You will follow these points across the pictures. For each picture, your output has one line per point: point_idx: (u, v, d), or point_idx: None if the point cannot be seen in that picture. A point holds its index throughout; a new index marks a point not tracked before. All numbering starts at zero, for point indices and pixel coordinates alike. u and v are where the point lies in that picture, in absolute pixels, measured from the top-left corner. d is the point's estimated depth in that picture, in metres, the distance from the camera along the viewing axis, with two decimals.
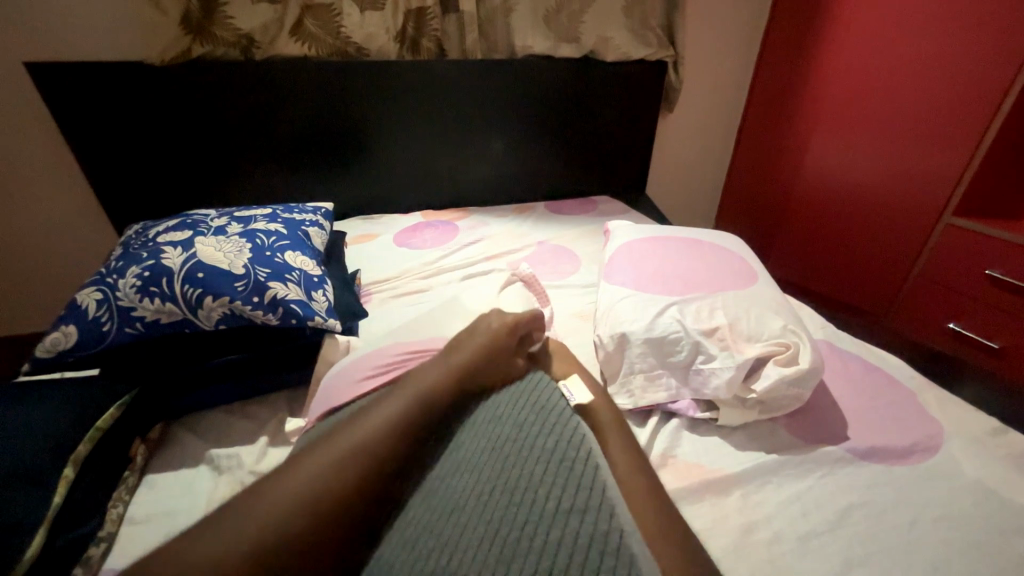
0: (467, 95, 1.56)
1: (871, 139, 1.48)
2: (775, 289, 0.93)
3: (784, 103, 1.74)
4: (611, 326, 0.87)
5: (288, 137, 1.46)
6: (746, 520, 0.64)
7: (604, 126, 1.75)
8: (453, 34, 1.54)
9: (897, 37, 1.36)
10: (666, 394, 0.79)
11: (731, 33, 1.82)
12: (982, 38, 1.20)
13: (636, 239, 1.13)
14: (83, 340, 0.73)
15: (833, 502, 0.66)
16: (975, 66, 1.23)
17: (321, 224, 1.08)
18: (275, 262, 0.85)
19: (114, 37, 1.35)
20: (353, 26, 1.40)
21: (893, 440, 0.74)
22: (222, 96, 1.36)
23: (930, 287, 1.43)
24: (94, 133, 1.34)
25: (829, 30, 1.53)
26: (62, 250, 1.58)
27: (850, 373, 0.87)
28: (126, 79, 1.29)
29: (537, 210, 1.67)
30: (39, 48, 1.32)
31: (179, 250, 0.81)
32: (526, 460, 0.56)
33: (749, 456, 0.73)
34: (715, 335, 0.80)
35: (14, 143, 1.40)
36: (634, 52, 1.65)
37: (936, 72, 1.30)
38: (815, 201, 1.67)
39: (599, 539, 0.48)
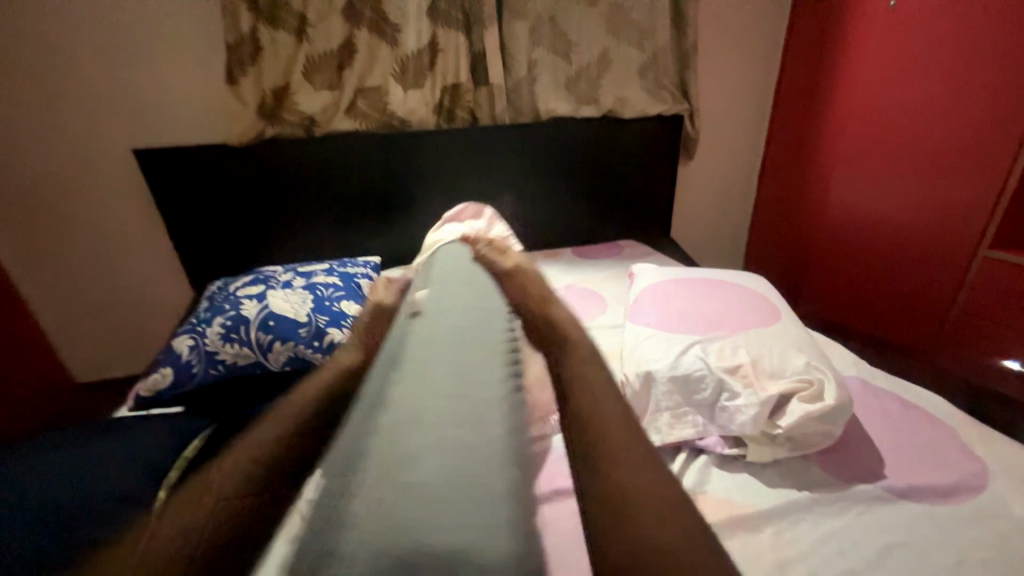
0: (498, 155, 1.72)
1: (893, 176, 1.50)
2: (799, 326, 0.95)
3: (804, 146, 1.81)
4: (637, 365, 0.91)
5: (341, 199, 1.65)
6: (780, 556, 0.64)
7: (626, 175, 1.86)
8: (484, 103, 1.72)
9: (911, 81, 1.42)
10: (694, 431, 0.82)
11: (743, 85, 1.93)
12: (993, 79, 1.25)
13: (660, 280, 1.19)
14: (175, 381, 0.86)
15: (871, 540, 0.65)
16: (990, 104, 1.26)
17: (370, 275, 1.20)
18: (333, 310, 0.97)
19: (202, 124, 1.60)
20: (396, 103, 1.60)
21: (934, 478, 0.73)
22: (287, 168, 1.58)
23: (976, 320, 1.38)
24: (183, 203, 1.57)
25: (843, 78, 1.61)
26: (146, 304, 1.79)
27: (886, 410, 0.87)
28: (212, 158, 1.54)
29: (564, 255, 1.76)
30: (145, 137, 1.59)
31: (254, 301, 0.95)
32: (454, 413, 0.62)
33: (781, 493, 0.73)
34: (739, 372, 0.83)
35: (118, 215, 1.66)
36: (650, 108, 1.78)
37: (954, 112, 1.33)
38: (845, 238, 1.68)
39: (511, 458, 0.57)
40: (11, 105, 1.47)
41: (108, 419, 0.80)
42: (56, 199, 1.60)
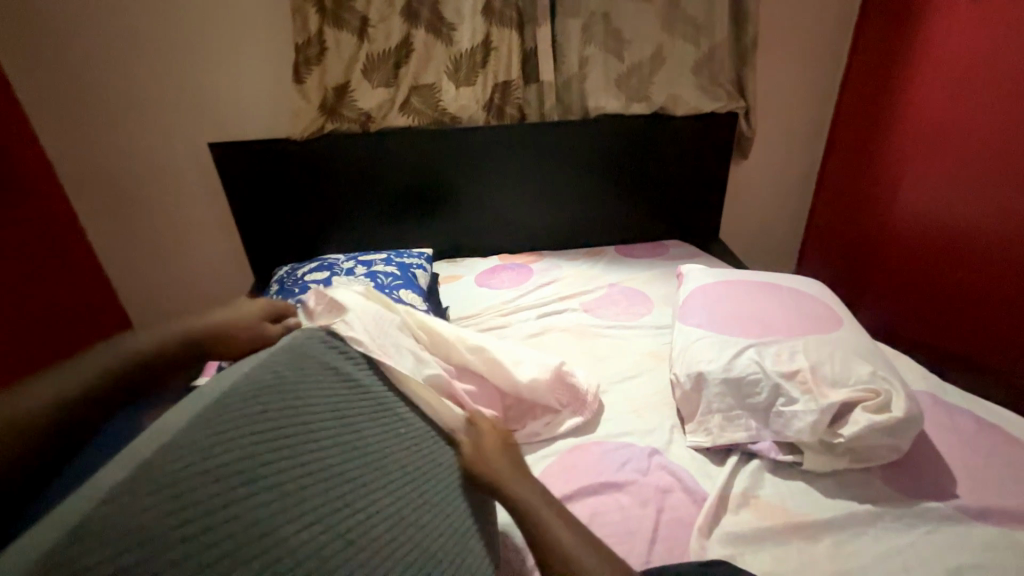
0: (545, 152, 1.73)
1: (963, 179, 1.41)
2: (861, 336, 0.91)
3: (872, 147, 1.71)
4: (687, 365, 0.91)
5: (393, 193, 1.72)
6: (838, 568, 0.63)
7: (674, 174, 1.83)
8: (533, 100, 1.73)
9: (993, 77, 1.31)
10: (747, 434, 0.80)
11: (803, 83, 1.85)
12: None
13: (710, 282, 1.17)
14: None
15: (940, 559, 0.63)
16: None
17: (424, 266, 1.25)
18: (392, 298, 1.02)
19: (270, 120, 1.71)
20: (449, 99, 1.64)
21: (1011, 503, 0.68)
22: (344, 161, 1.66)
23: None
24: (251, 193, 1.69)
25: (917, 76, 1.52)
26: (213, 284, 1.93)
27: (957, 427, 0.82)
28: (278, 152, 1.64)
29: (608, 253, 1.76)
30: (218, 130, 1.71)
31: (321, 287, 1.01)
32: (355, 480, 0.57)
33: (841, 503, 0.71)
34: (797, 377, 0.81)
35: (193, 202, 1.80)
36: (703, 106, 1.73)
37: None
38: (915, 246, 1.57)
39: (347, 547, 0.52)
40: (110, 102, 1.63)
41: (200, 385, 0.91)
42: (143, 188, 1.75)
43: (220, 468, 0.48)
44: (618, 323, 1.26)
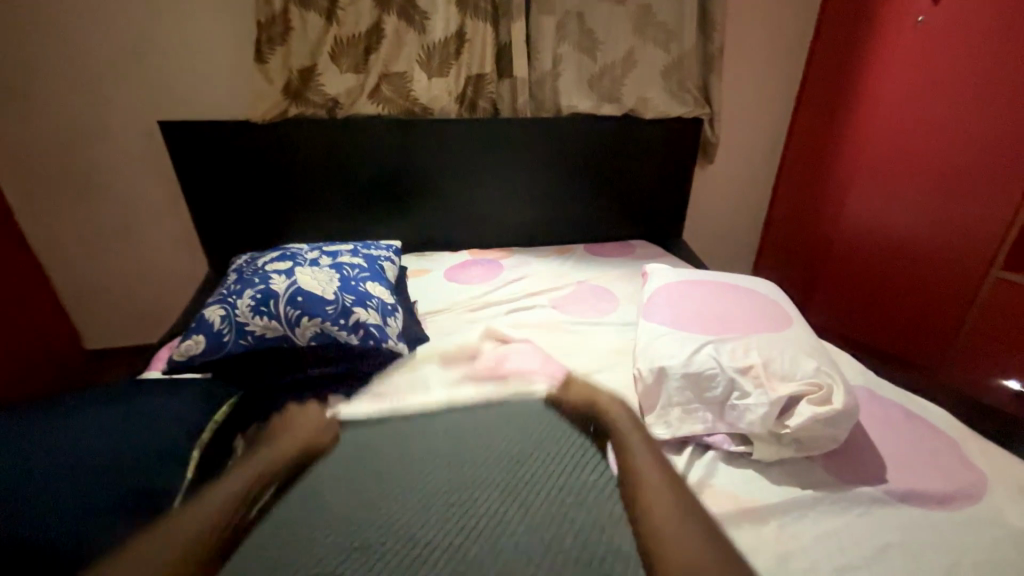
0: (517, 147, 1.73)
1: (907, 191, 1.55)
2: (809, 334, 0.98)
3: (823, 157, 1.81)
4: (650, 360, 0.94)
5: (361, 183, 1.67)
6: (781, 549, 0.67)
7: (642, 175, 1.87)
8: (507, 95, 1.73)
9: (932, 99, 1.46)
10: (703, 426, 0.84)
11: (763, 94, 1.94)
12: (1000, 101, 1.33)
13: (674, 280, 1.21)
14: (205, 348, 0.88)
15: (871, 538, 0.68)
16: (997, 128, 1.35)
17: (392, 258, 1.23)
18: (358, 290, 0.99)
19: (229, 101, 1.62)
20: (421, 90, 1.61)
21: (932, 485, 0.75)
22: (310, 147, 1.60)
23: (976, 342, 1.47)
24: (206, 176, 1.59)
25: (869, 95, 1.61)
26: (162, 272, 1.82)
27: (889, 418, 0.89)
28: (236, 134, 1.55)
29: (576, 251, 1.79)
30: (171, 108, 1.61)
31: (283, 276, 0.97)
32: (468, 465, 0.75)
33: (785, 489, 0.76)
34: (750, 373, 0.86)
35: (141, 183, 1.68)
36: (671, 110, 1.79)
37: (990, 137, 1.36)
38: (856, 256, 1.71)
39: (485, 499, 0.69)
40: (45, 69, 1.49)
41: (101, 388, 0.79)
42: (84, 166, 1.62)
43: (388, 517, 0.65)
44: (585, 319, 1.29)
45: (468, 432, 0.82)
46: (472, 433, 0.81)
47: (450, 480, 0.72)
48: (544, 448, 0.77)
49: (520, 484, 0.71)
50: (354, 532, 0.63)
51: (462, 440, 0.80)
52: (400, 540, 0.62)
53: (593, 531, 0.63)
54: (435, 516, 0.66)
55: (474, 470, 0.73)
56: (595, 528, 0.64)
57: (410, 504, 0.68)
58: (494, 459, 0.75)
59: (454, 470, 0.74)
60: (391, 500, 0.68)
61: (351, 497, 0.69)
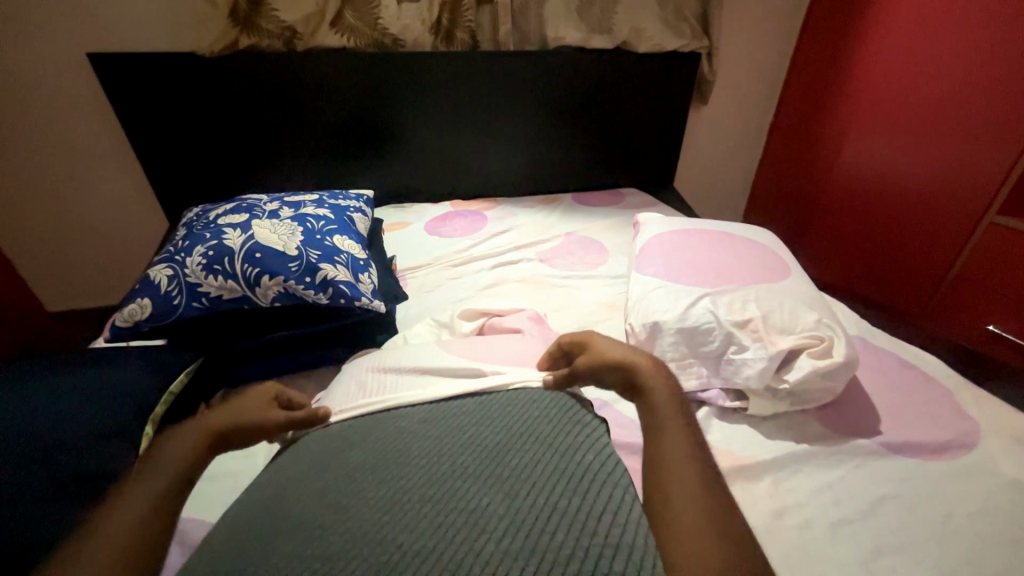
0: (499, 85, 1.57)
1: (907, 133, 1.47)
2: (808, 284, 0.93)
3: (825, 97, 1.69)
4: (643, 316, 0.89)
5: (327, 127, 1.51)
6: (776, 505, 0.66)
7: (635, 117, 1.74)
8: (487, 25, 1.54)
9: (943, 28, 1.34)
10: (698, 382, 0.81)
11: (767, 24, 1.78)
12: (1011, 29, 1.22)
13: (668, 230, 1.14)
14: (154, 312, 0.79)
15: (866, 491, 0.67)
16: (1007, 58, 1.24)
17: (363, 210, 1.12)
18: (325, 245, 0.90)
19: (167, 29, 1.41)
20: (389, 17, 1.42)
21: (928, 435, 0.74)
22: (265, 86, 1.42)
23: (974, 286, 1.42)
24: (150, 120, 1.41)
25: (878, 23, 1.48)
26: (116, 230, 1.67)
27: (885, 368, 0.87)
28: (177, 70, 1.36)
29: (564, 201, 1.69)
30: (98, 39, 1.39)
31: (238, 231, 0.86)
32: (443, 451, 0.59)
33: (779, 444, 0.74)
34: (748, 326, 0.81)
35: (76, 129, 1.49)
36: (667, 43, 1.63)
37: (1002, 71, 1.25)
38: (861, 201, 1.62)
39: (459, 495, 0.53)
40: None
41: (39, 357, 0.70)
42: (5, 109, 1.42)
43: (345, 504, 0.52)
44: (574, 273, 1.22)
45: (452, 411, 0.67)
46: (458, 410, 0.67)
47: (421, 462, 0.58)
48: (538, 427, 0.63)
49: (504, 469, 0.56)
50: (300, 524, 0.50)
51: (445, 421, 0.65)
52: (354, 531, 0.49)
53: (588, 525, 0.49)
54: (401, 504, 0.52)
55: (453, 452, 0.59)
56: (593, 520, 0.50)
57: (370, 491, 0.54)
58: (481, 439, 0.61)
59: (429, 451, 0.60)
60: (349, 487, 0.55)
61: (297, 487, 0.56)
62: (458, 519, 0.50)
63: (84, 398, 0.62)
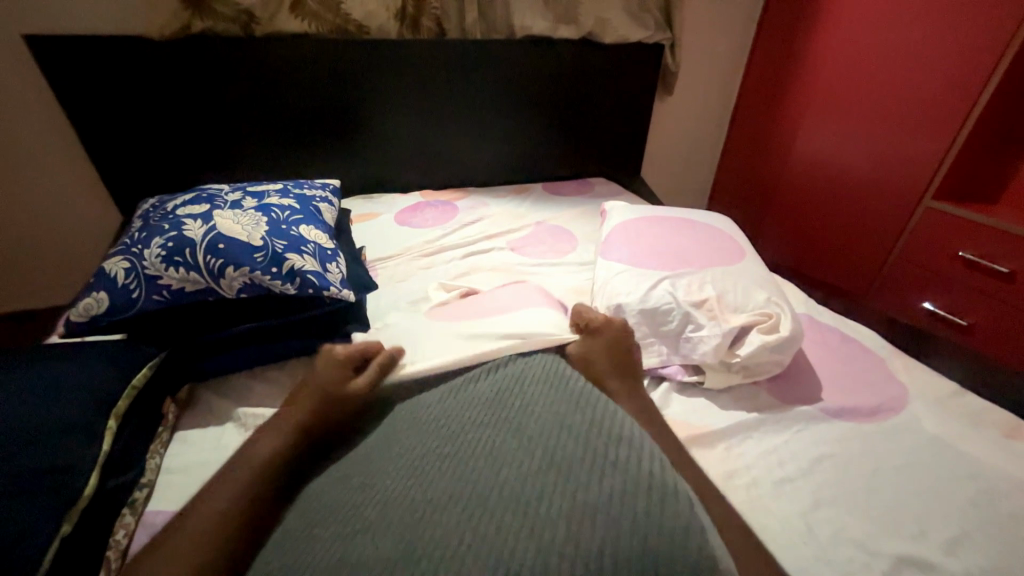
0: (466, 74, 1.57)
1: (854, 123, 1.56)
2: (760, 265, 0.99)
3: (780, 88, 1.77)
4: (608, 298, 0.93)
5: (290, 116, 1.47)
6: (728, 468, 0.71)
7: (602, 107, 1.77)
8: (453, 12, 1.53)
9: (886, 24, 1.42)
10: (658, 359, 0.85)
11: (727, 16, 1.83)
12: (944, 26, 1.31)
13: (632, 218, 1.18)
14: (112, 306, 0.77)
15: (807, 452, 0.73)
16: (941, 53, 1.33)
17: (330, 200, 1.11)
18: (291, 235, 0.89)
19: (112, 11, 1.34)
20: (352, 2, 1.39)
21: (863, 400, 0.81)
22: (222, 72, 1.36)
23: (908, 268, 1.53)
24: (96, 107, 1.34)
25: (829, 19, 1.55)
26: (63, 224, 1.58)
27: (828, 341, 0.94)
28: (126, 55, 1.29)
29: (535, 191, 1.71)
30: (35, 20, 1.30)
31: (199, 222, 0.84)
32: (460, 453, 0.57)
33: (733, 413, 0.80)
34: (705, 306, 0.86)
35: (13, 117, 1.40)
36: (631, 34, 1.66)
37: (937, 66, 1.34)
38: (813, 189, 1.72)
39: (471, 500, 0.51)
40: None
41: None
42: None
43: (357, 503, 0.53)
44: (544, 260, 1.25)
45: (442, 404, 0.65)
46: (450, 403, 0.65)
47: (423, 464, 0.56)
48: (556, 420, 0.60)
49: (513, 459, 0.56)
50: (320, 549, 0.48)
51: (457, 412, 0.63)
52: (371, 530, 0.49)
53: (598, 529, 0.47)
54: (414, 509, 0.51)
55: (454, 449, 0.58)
56: (622, 495, 0.51)
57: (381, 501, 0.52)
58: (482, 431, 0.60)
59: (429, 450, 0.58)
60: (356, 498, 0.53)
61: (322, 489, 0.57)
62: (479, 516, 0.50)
63: (42, 392, 0.61)
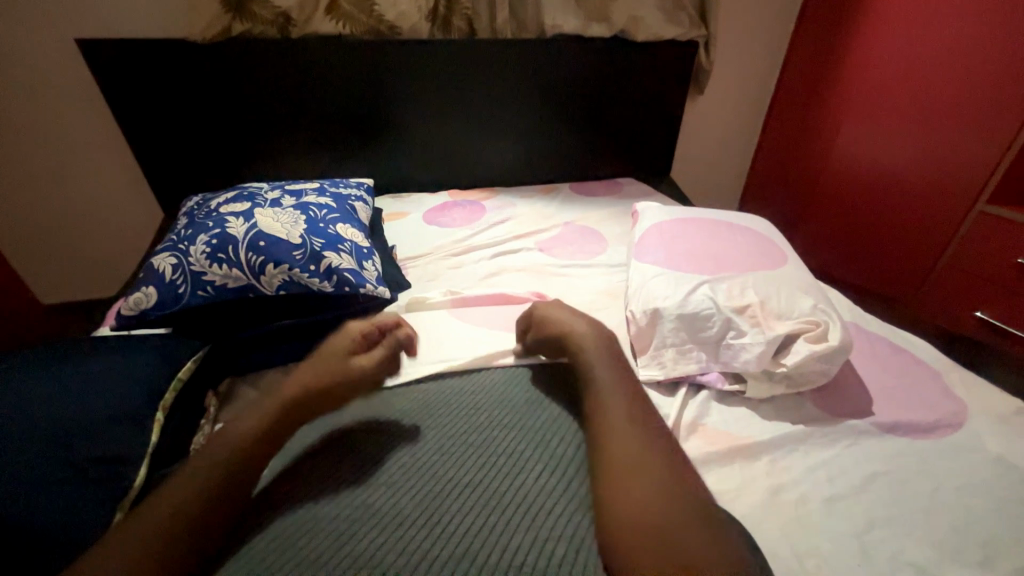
0: (496, 73, 1.56)
1: (898, 124, 1.49)
2: (803, 270, 0.95)
3: (820, 86, 1.71)
4: (644, 302, 0.91)
5: (323, 115, 1.49)
6: (774, 482, 0.68)
7: (633, 104, 1.73)
8: (484, 12, 1.53)
9: (935, 19, 1.35)
10: (697, 366, 0.82)
11: (766, 11, 1.77)
12: (1000, 21, 1.24)
13: (666, 219, 1.15)
14: (160, 301, 0.79)
15: (859, 469, 0.70)
16: (1000, 50, 1.25)
17: (364, 199, 1.13)
18: (328, 233, 0.90)
19: (158, 16, 1.38)
20: (385, 3, 1.41)
21: (918, 415, 0.77)
22: (259, 74, 1.40)
23: (959, 276, 1.45)
24: (142, 107, 1.39)
25: (876, 11, 1.48)
26: (108, 221, 1.65)
27: (876, 352, 0.89)
28: (171, 57, 1.34)
29: (563, 191, 1.69)
30: (88, 26, 1.37)
31: (241, 220, 0.86)
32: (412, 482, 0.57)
33: (776, 425, 0.76)
34: (746, 312, 0.83)
35: (67, 118, 1.46)
36: (664, 31, 1.62)
37: (992, 63, 1.27)
38: (851, 192, 1.66)
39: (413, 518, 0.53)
40: None
41: (45, 347, 0.70)
42: None
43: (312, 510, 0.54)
44: (574, 262, 1.23)
45: (473, 401, 0.71)
46: (490, 402, 0.71)
47: (420, 463, 0.60)
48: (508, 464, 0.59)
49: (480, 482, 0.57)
50: (289, 533, 0.51)
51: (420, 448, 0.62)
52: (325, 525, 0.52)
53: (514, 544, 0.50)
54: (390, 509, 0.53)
55: (457, 456, 0.61)
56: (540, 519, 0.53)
57: (380, 491, 0.56)
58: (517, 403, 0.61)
59: (435, 451, 0.62)
60: (344, 490, 0.56)
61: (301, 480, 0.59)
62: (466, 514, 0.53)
63: (97, 385, 0.63)
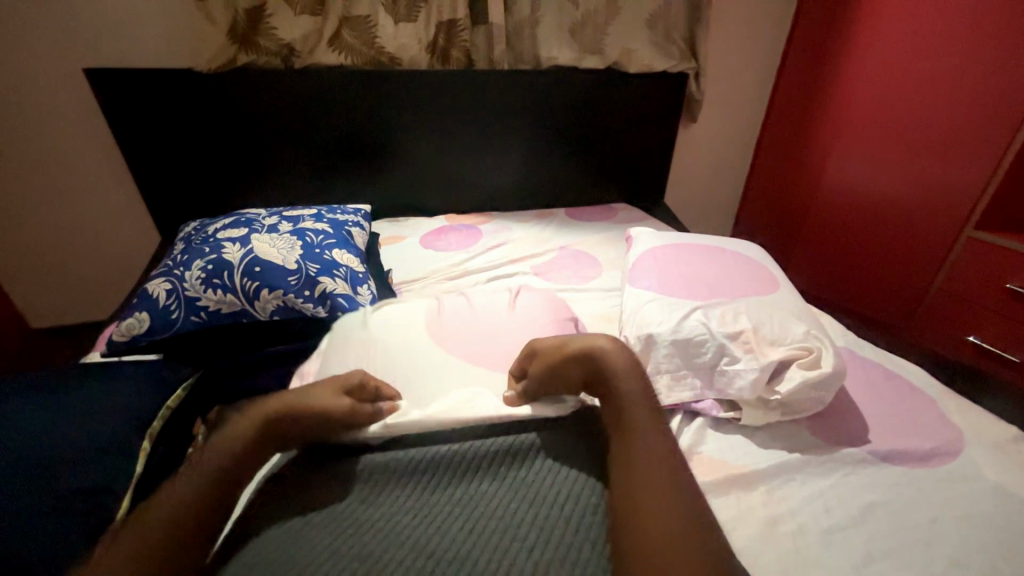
0: (493, 102, 1.61)
1: (886, 151, 1.54)
2: (795, 296, 0.96)
3: (809, 115, 1.77)
4: (638, 327, 0.91)
5: (323, 141, 1.52)
6: (771, 514, 0.67)
7: (626, 132, 1.78)
8: (482, 45, 1.59)
9: (917, 54, 1.42)
10: (692, 393, 0.82)
11: (753, 45, 1.85)
12: (979, 57, 1.30)
13: (659, 244, 1.17)
14: (152, 326, 0.79)
15: (856, 499, 0.69)
16: (980, 84, 1.30)
17: (361, 224, 1.14)
18: (324, 258, 0.91)
19: (166, 47, 1.43)
20: (387, 37, 1.46)
21: (913, 443, 0.76)
22: (262, 102, 1.43)
23: (950, 302, 1.46)
24: (146, 133, 1.42)
25: (860, 46, 1.56)
26: (106, 243, 1.65)
27: (870, 378, 0.89)
28: (177, 86, 1.37)
29: (558, 215, 1.72)
30: (98, 56, 1.41)
31: (238, 245, 0.87)
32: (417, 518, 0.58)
33: (771, 453, 0.76)
34: (740, 338, 0.83)
35: (72, 143, 1.49)
36: (656, 63, 1.68)
37: (973, 94, 1.32)
38: (841, 216, 1.69)
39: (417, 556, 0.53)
40: None
41: (33, 373, 0.69)
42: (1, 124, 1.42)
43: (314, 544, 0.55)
44: (568, 286, 1.24)
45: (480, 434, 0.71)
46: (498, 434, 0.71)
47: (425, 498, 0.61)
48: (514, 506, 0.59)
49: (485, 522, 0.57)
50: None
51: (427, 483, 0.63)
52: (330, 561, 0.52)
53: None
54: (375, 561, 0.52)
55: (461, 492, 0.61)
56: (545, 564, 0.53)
57: (367, 536, 0.55)
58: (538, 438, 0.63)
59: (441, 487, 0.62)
60: (332, 533, 0.56)
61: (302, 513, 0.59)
62: (449, 571, 0.51)
63: (85, 413, 0.62)
